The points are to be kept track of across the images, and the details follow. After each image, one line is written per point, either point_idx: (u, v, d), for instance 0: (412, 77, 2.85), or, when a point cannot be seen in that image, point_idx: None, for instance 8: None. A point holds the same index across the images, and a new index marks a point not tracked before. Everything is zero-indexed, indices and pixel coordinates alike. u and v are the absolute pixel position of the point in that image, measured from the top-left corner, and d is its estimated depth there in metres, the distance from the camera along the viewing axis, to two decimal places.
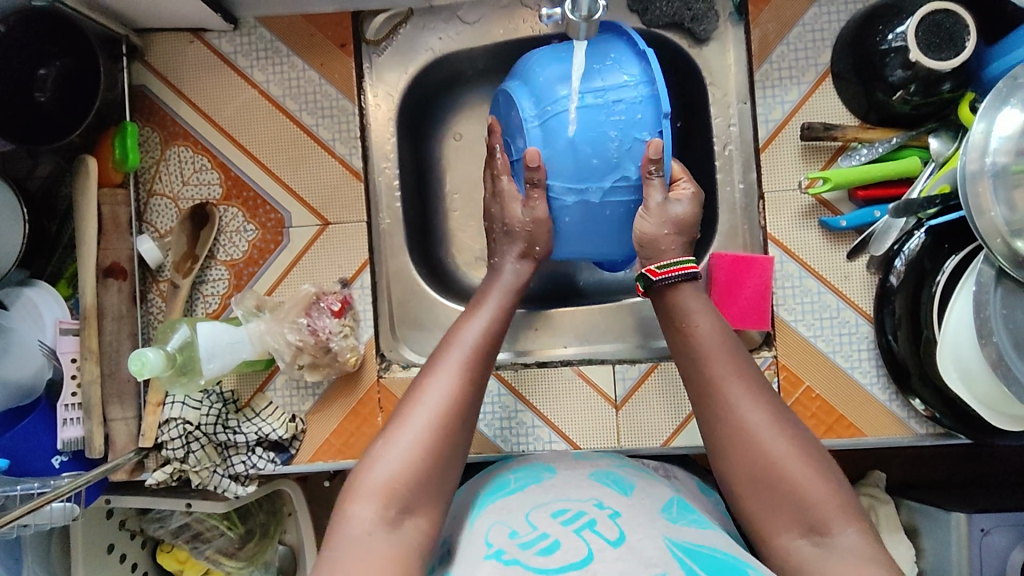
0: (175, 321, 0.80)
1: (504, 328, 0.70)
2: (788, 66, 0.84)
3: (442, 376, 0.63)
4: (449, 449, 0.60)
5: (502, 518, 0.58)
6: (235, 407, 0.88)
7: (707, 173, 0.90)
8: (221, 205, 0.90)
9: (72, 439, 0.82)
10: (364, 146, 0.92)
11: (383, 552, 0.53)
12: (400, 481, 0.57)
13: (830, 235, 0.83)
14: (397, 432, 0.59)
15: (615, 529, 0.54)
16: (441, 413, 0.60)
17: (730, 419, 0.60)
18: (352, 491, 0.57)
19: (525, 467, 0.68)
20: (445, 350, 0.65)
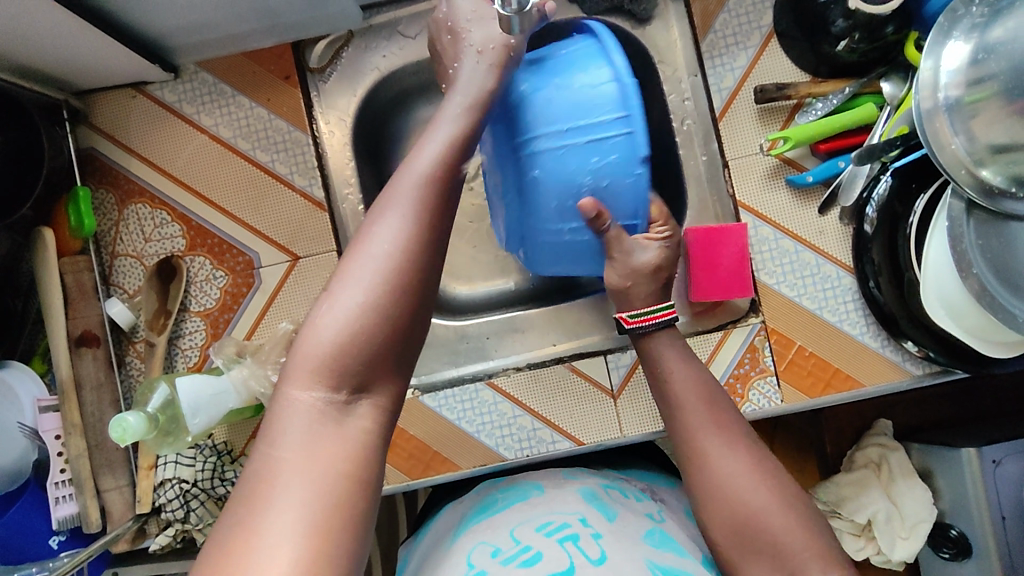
0: (155, 381, 0.78)
1: (464, 155, 0.58)
2: (732, 33, 0.84)
3: (392, 215, 0.53)
4: (405, 305, 0.51)
5: (487, 539, 0.64)
6: (231, 457, 0.86)
7: (670, 150, 0.90)
8: (188, 256, 0.89)
9: (67, 516, 0.80)
10: (323, 175, 0.91)
11: (333, 448, 0.47)
12: (345, 347, 0.49)
13: (799, 193, 0.83)
14: (341, 288, 0.51)
15: (598, 549, 0.59)
16: (391, 261, 0.51)
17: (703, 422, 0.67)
18: (292, 369, 0.50)
19: (514, 486, 0.75)
20: (397, 180, 0.55)
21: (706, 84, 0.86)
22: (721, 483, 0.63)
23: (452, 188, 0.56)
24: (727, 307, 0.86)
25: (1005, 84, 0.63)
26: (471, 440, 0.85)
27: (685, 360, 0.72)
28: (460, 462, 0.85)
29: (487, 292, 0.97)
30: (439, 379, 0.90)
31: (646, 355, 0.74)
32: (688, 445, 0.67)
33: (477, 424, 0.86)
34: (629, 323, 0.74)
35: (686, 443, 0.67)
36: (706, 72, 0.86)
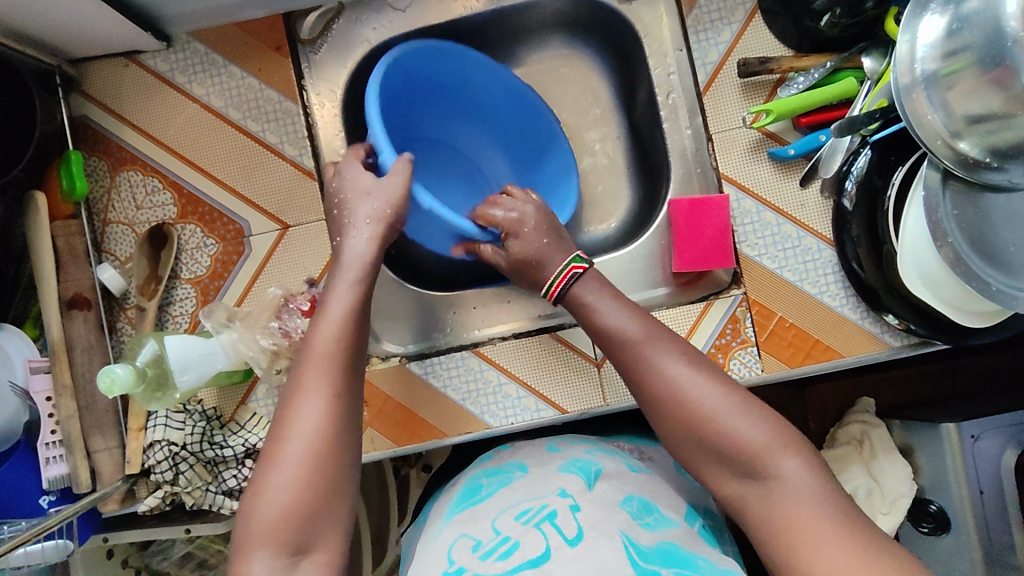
0: (144, 337, 0.79)
1: (358, 325, 0.70)
2: (717, 8, 0.85)
3: (311, 396, 0.64)
4: (332, 473, 0.62)
5: (466, 530, 0.67)
6: (220, 422, 0.88)
7: (657, 125, 0.91)
8: (179, 224, 0.90)
9: (57, 477, 0.82)
10: (313, 145, 0.92)
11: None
12: (286, 520, 0.59)
13: (782, 166, 0.84)
14: (272, 472, 0.61)
15: (574, 527, 0.62)
16: (312, 439, 0.62)
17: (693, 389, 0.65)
18: (243, 545, 0.59)
19: (498, 470, 0.78)
20: (308, 359, 0.66)
21: (691, 59, 0.87)
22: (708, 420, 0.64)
23: (351, 360, 0.68)
24: (710, 279, 0.88)
25: (978, 53, 0.63)
26: (457, 407, 0.87)
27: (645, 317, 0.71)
28: (445, 429, 0.87)
29: (455, 261, 0.98)
30: (425, 348, 0.91)
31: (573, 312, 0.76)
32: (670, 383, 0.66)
33: (462, 392, 0.87)
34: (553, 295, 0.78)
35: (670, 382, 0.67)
36: (691, 47, 0.87)
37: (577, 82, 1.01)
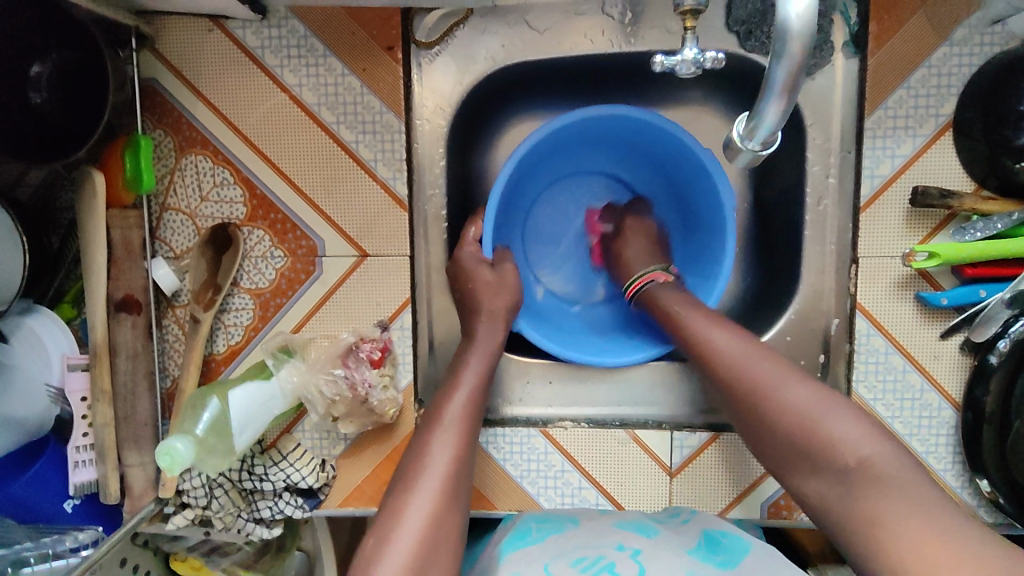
0: (201, 392, 0.72)
1: (485, 387, 0.73)
2: (905, 114, 0.74)
3: (434, 459, 0.64)
4: (442, 533, 0.60)
5: (520, 568, 0.65)
6: (261, 447, 0.82)
7: (795, 225, 0.81)
8: (246, 227, 0.80)
9: (85, 482, 0.75)
10: (411, 168, 0.81)
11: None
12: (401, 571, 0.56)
13: (926, 313, 0.76)
14: (393, 526, 0.59)
15: (634, 566, 0.63)
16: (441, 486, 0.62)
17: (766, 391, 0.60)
18: None
19: (549, 518, 0.76)
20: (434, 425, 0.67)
21: (857, 164, 0.76)
22: (767, 391, 0.61)
23: (473, 430, 0.69)
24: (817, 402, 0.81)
25: None
26: (513, 484, 0.82)
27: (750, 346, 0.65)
28: (497, 502, 0.82)
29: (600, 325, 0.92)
30: (488, 414, 0.85)
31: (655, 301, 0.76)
32: (750, 393, 0.62)
33: (521, 469, 0.82)
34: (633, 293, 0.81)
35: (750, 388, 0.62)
36: (861, 151, 0.76)
37: (708, 139, 0.88)
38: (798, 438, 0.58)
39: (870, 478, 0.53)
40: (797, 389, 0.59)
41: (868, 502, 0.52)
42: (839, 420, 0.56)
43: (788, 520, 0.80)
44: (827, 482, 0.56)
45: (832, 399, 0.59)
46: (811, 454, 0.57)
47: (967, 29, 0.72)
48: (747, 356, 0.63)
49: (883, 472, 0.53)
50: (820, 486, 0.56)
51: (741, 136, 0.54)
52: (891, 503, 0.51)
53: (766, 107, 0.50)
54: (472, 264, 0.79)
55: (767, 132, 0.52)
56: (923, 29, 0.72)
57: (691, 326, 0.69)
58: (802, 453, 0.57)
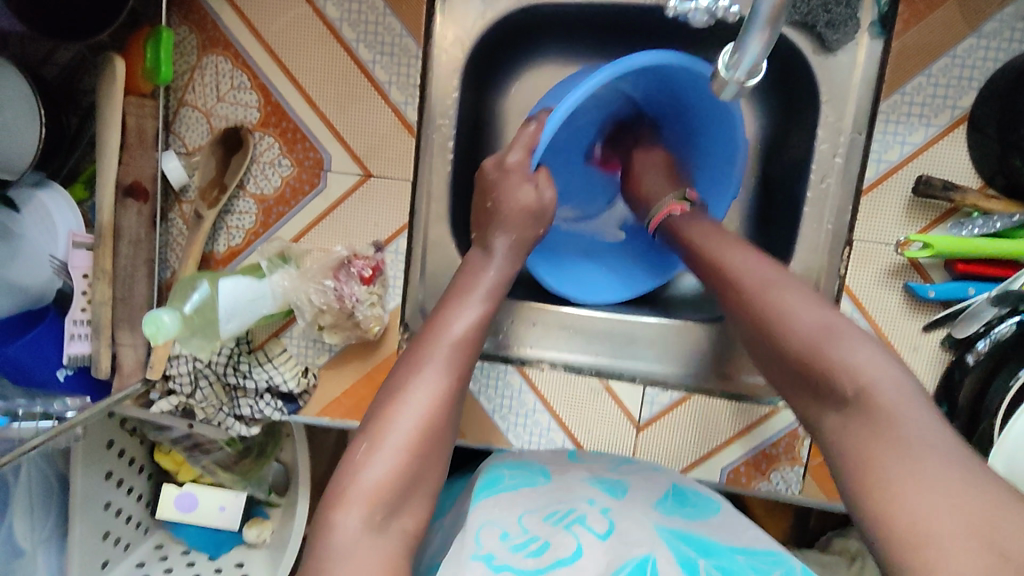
0: (195, 275, 0.75)
1: (490, 308, 0.72)
2: (921, 102, 0.74)
3: (427, 374, 0.64)
4: (432, 447, 0.61)
5: (493, 516, 0.58)
6: (248, 348, 0.84)
7: (797, 202, 0.81)
8: (258, 132, 0.82)
9: (79, 355, 0.79)
10: (423, 96, 0.82)
11: (372, 557, 0.53)
12: (389, 484, 0.57)
13: (913, 303, 0.76)
14: (384, 434, 0.60)
15: (604, 523, 0.57)
16: (428, 412, 0.61)
17: (778, 313, 0.60)
18: (337, 499, 0.56)
19: (521, 464, 0.68)
20: (429, 344, 0.67)
21: (866, 147, 0.76)
22: (771, 310, 0.60)
23: (472, 352, 0.69)
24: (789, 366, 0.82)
25: None
26: (484, 417, 0.84)
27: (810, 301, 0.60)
28: (466, 433, 0.84)
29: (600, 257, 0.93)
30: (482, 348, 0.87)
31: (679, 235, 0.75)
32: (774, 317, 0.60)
33: (493, 404, 0.84)
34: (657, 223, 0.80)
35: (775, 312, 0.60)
36: (872, 135, 0.75)
37: None
38: (800, 361, 0.57)
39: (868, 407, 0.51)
40: (804, 317, 0.58)
41: (867, 440, 0.51)
42: (852, 348, 0.54)
43: (745, 487, 0.82)
44: (827, 409, 0.55)
45: (842, 326, 0.57)
46: (813, 378, 0.56)
47: (997, 23, 0.72)
48: (770, 279, 0.63)
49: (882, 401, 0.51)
50: (831, 419, 0.55)
51: (726, 65, 0.55)
52: (893, 467, 0.48)
53: (750, 37, 0.50)
54: (510, 182, 0.77)
55: (751, 63, 0.53)
56: (952, 18, 0.72)
57: (726, 260, 0.67)
58: (813, 387, 0.56)
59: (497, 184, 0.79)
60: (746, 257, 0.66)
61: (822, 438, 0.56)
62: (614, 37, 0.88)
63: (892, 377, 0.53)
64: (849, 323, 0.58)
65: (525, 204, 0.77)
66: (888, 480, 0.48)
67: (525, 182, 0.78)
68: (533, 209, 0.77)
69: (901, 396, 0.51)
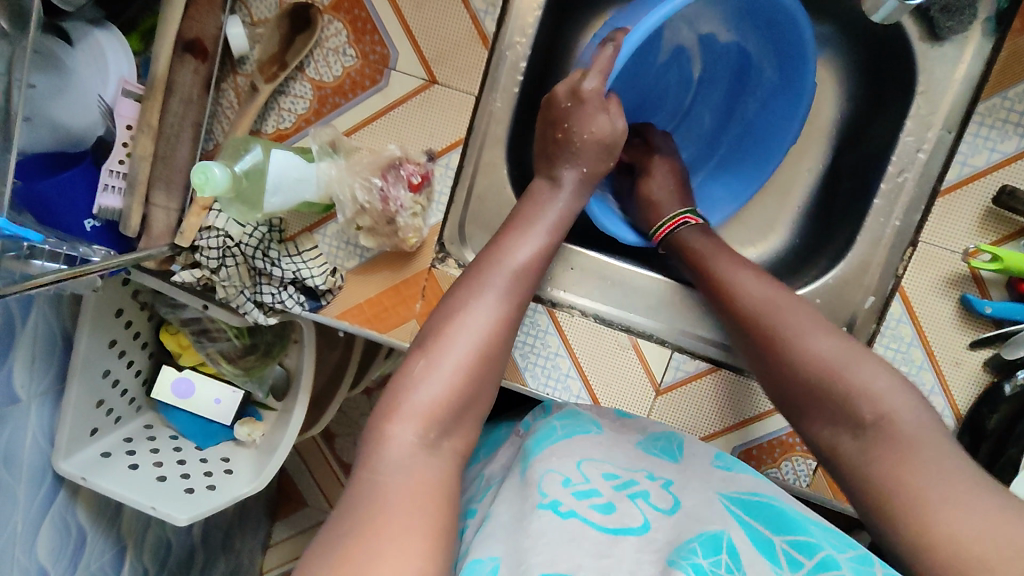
0: (248, 139, 0.74)
1: (553, 241, 0.71)
2: (1022, 110, 0.70)
3: (488, 297, 0.62)
4: (488, 369, 0.60)
5: (552, 463, 0.56)
6: (279, 237, 0.82)
7: (866, 194, 0.78)
8: (327, 15, 0.78)
9: (108, 208, 0.77)
10: (504, 9, 0.79)
11: (428, 476, 0.52)
12: (446, 399, 0.56)
13: (965, 317, 0.73)
14: (442, 351, 0.58)
15: (669, 499, 0.54)
16: (486, 333, 0.60)
17: (782, 340, 0.62)
18: (390, 409, 0.55)
19: (572, 415, 0.66)
20: (490, 266, 0.65)
21: (953, 148, 0.73)
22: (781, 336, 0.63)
23: (532, 275, 0.67)
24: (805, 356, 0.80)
25: None
26: None
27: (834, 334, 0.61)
28: None
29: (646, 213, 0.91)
30: None
31: (701, 258, 0.75)
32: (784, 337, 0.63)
33: (517, 340, 0.81)
34: (658, 239, 0.81)
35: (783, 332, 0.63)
36: (962, 136, 0.72)
37: None
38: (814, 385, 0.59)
39: (890, 433, 0.54)
40: (821, 340, 0.60)
41: (889, 465, 0.52)
42: (866, 371, 0.57)
43: None
44: (843, 432, 0.57)
45: (860, 352, 0.60)
46: (830, 397, 0.58)
47: None
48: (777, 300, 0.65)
49: (900, 432, 0.54)
50: (846, 444, 0.57)
51: None
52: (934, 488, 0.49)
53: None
54: (587, 113, 0.75)
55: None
56: None
57: (721, 273, 0.71)
58: (818, 401, 0.59)
59: (571, 113, 0.75)
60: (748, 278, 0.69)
61: (834, 458, 0.58)
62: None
63: (909, 405, 0.55)
64: (840, 333, 0.61)
65: (598, 134, 0.75)
66: (923, 496, 0.49)
67: (600, 111, 0.75)
68: (605, 138, 0.76)
69: (919, 424, 0.54)
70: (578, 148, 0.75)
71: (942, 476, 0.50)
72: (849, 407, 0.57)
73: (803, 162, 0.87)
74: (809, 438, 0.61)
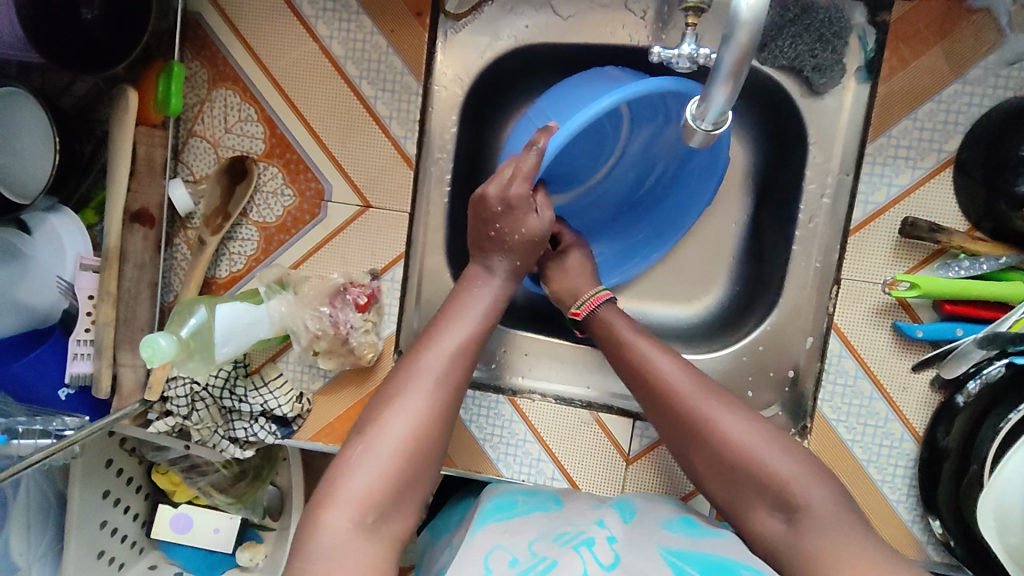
0: (193, 301, 0.78)
1: (489, 322, 0.73)
2: (908, 145, 0.75)
3: (425, 383, 0.64)
4: (424, 453, 0.61)
5: (502, 541, 0.59)
6: (245, 371, 0.86)
7: (787, 240, 0.83)
8: (262, 163, 0.85)
9: (81, 374, 0.80)
10: (422, 130, 0.86)
11: (362, 560, 0.54)
12: (382, 487, 0.58)
13: (901, 343, 0.76)
14: (377, 436, 0.60)
15: (611, 556, 0.56)
16: (422, 417, 0.62)
17: (700, 418, 0.65)
18: (327, 497, 0.57)
19: (534, 496, 0.71)
20: (424, 352, 0.67)
21: (854, 188, 0.78)
22: (698, 428, 0.64)
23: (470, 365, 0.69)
24: None
25: None
26: (474, 446, 0.84)
27: (733, 407, 0.65)
28: (454, 460, 0.83)
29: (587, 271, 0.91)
30: (487, 378, 0.87)
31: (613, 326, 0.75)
32: (703, 420, 0.64)
33: (483, 434, 0.84)
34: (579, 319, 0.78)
35: (700, 412, 0.65)
36: (859, 176, 0.77)
37: None
38: (732, 464, 0.62)
39: (807, 523, 0.58)
40: (729, 420, 0.64)
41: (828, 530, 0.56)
42: (776, 459, 0.61)
43: None
44: (774, 515, 0.60)
45: (770, 435, 0.63)
46: (742, 480, 0.62)
47: (981, 69, 0.73)
48: (683, 387, 0.66)
49: (821, 517, 0.57)
50: (772, 525, 0.60)
51: (694, 115, 0.55)
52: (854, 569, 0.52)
53: (714, 88, 0.51)
54: None
55: (718, 113, 0.53)
56: (937, 65, 0.74)
57: (641, 357, 0.71)
58: (731, 483, 0.62)
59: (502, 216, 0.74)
60: (664, 363, 0.69)
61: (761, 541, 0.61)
62: (597, 70, 0.89)
63: (822, 497, 0.59)
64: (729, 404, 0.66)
65: (529, 233, 0.75)
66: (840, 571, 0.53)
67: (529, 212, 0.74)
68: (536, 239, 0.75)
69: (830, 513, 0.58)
70: (509, 245, 0.75)
71: (852, 557, 0.53)
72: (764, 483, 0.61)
73: (727, 216, 0.91)
74: (740, 523, 0.63)
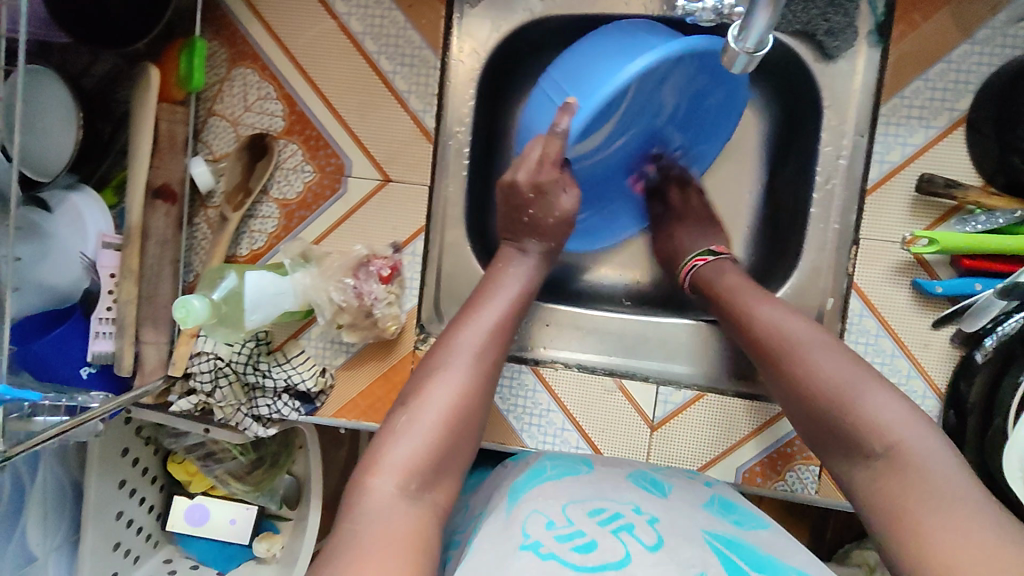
0: (221, 270, 0.79)
1: (521, 305, 0.73)
2: (920, 105, 0.76)
3: (464, 360, 0.65)
4: (463, 430, 0.62)
5: (540, 506, 0.59)
6: (268, 348, 0.86)
7: (803, 204, 0.84)
8: (282, 140, 0.85)
9: (102, 353, 0.80)
10: (440, 104, 0.87)
11: (406, 521, 0.54)
12: (423, 459, 0.58)
13: (921, 300, 0.77)
14: (421, 409, 0.61)
15: (653, 534, 0.56)
16: (462, 390, 0.63)
17: (800, 365, 0.64)
18: (372, 464, 0.57)
19: (563, 459, 0.71)
20: (463, 327, 0.68)
21: (869, 149, 0.79)
22: (798, 373, 0.64)
23: (505, 343, 0.70)
24: None
25: None
26: (499, 416, 0.84)
27: (829, 349, 0.64)
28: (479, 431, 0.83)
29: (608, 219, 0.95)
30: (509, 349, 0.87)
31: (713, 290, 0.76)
32: (803, 371, 0.63)
33: (508, 404, 0.84)
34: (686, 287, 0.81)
35: (804, 366, 0.64)
36: (874, 137, 0.78)
37: None
38: (831, 413, 0.61)
39: (901, 465, 0.56)
40: (830, 364, 0.62)
41: (892, 484, 0.56)
42: (877, 397, 0.59)
43: (762, 488, 0.81)
44: (856, 462, 0.59)
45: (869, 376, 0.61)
46: (846, 430, 0.60)
47: (989, 29, 0.75)
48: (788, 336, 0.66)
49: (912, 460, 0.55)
50: (860, 472, 0.59)
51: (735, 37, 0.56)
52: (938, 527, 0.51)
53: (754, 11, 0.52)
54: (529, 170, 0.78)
55: (759, 36, 0.55)
56: (946, 26, 0.75)
57: (750, 310, 0.70)
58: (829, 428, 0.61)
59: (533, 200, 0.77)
60: (767, 311, 0.69)
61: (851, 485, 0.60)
62: None
63: (918, 433, 0.57)
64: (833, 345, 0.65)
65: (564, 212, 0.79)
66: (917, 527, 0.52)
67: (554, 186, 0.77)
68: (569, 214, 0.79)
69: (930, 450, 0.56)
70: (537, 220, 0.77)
71: (931, 508, 0.53)
72: (860, 437, 0.59)
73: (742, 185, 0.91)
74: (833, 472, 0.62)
